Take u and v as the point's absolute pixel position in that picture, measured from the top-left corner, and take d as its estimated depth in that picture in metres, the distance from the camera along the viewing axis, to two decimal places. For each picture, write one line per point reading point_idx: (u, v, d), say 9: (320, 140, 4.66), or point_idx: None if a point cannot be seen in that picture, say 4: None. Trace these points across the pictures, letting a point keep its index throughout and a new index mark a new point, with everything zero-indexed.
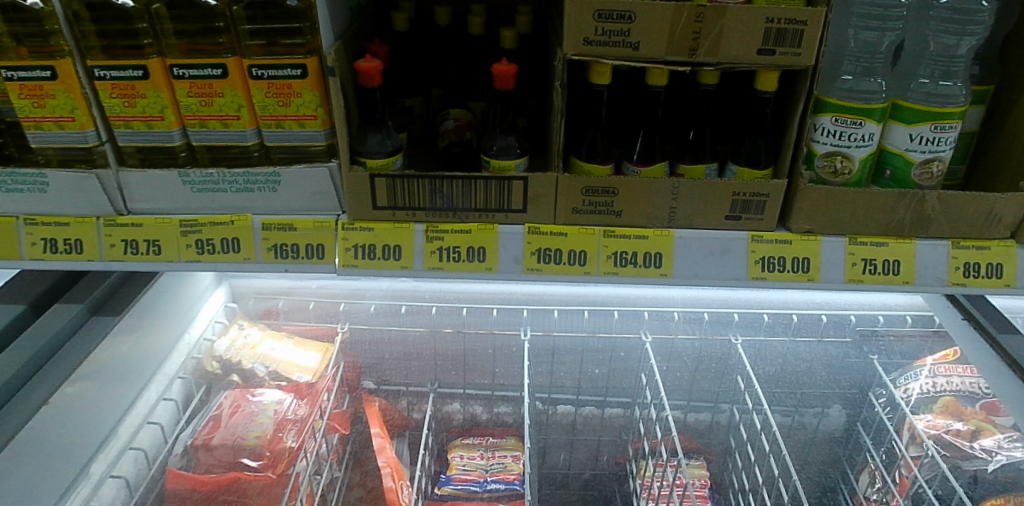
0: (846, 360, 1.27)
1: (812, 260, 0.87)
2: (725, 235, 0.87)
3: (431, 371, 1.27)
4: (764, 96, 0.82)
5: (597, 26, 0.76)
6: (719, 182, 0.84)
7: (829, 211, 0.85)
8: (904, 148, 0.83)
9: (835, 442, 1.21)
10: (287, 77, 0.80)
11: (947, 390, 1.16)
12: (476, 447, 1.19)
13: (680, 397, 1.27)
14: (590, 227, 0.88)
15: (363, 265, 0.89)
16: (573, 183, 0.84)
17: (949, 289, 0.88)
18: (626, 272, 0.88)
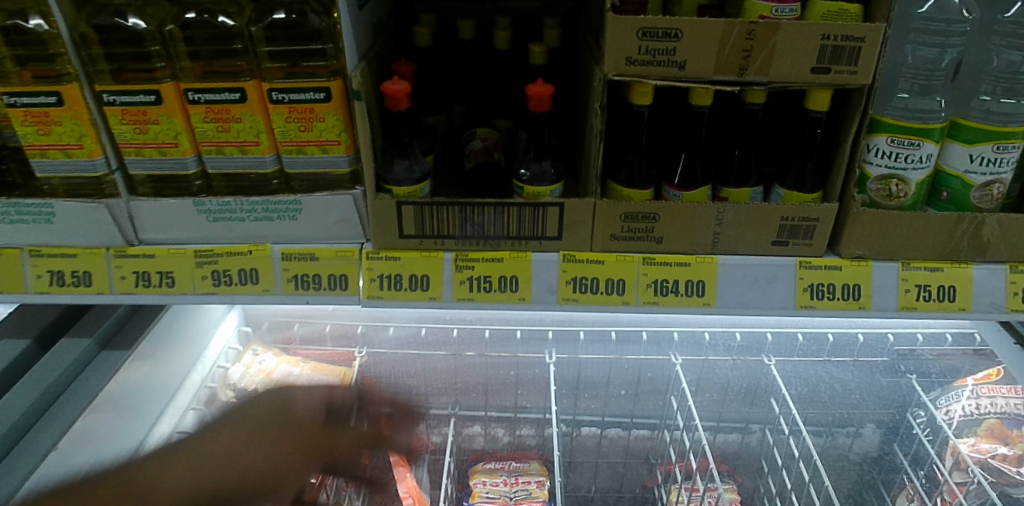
0: (881, 380, 1.21)
1: (863, 286, 0.83)
2: (772, 261, 0.83)
3: (450, 394, 1.25)
4: (815, 115, 0.78)
5: (641, 45, 0.71)
6: (768, 207, 0.79)
7: (882, 235, 0.81)
8: (963, 170, 0.79)
9: (867, 462, 1.17)
10: (309, 101, 0.75)
11: (992, 412, 1.11)
12: (498, 472, 1.16)
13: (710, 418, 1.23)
14: (629, 254, 0.83)
15: (388, 296, 0.85)
16: (612, 209, 0.79)
17: (1006, 316, 0.84)
18: (667, 301, 0.83)
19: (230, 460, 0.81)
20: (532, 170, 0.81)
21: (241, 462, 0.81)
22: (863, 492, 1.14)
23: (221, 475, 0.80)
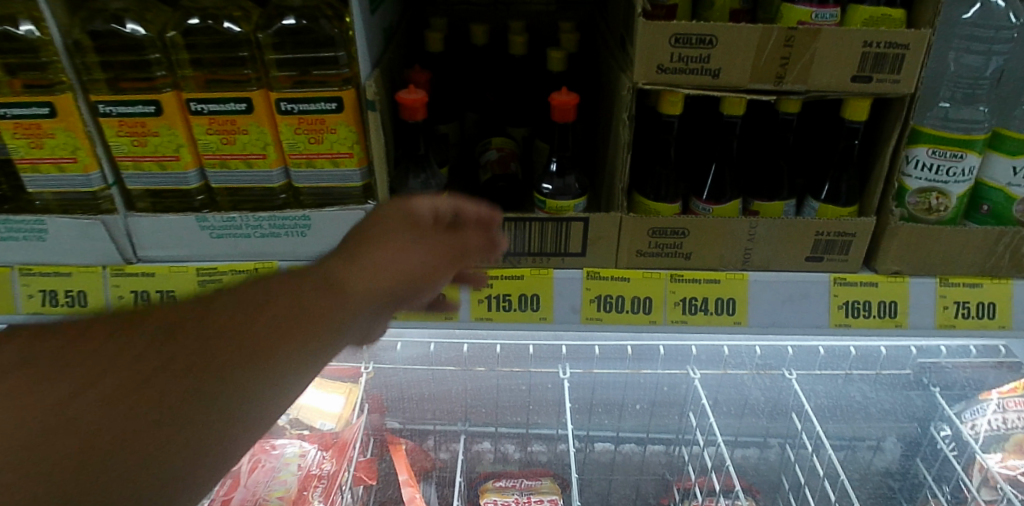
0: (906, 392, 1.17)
1: (899, 303, 0.80)
2: (805, 278, 0.79)
3: (459, 408, 1.18)
4: (853, 125, 0.74)
5: (673, 52, 0.67)
6: (802, 222, 0.76)
7: (920, 251, 0.77)
8: (1005, 182, 0.75)
9: (889, 477, 1.13)
10: (319, 111, 0.71)
11: (1019, 427, 1.06)
12: (509, 491, 1.11)
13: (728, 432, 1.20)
14: (656, 271, 0.79)
15: (403, 316, 0.81)
16: (639, 224, 0.75)
17: None
18: (696, 320, 0.80)
19: (375, 270, 0.55)
20: (557, 184, 0.77)
21: (385, 274, 0.56)
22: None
23: (375, 290, 0.55)
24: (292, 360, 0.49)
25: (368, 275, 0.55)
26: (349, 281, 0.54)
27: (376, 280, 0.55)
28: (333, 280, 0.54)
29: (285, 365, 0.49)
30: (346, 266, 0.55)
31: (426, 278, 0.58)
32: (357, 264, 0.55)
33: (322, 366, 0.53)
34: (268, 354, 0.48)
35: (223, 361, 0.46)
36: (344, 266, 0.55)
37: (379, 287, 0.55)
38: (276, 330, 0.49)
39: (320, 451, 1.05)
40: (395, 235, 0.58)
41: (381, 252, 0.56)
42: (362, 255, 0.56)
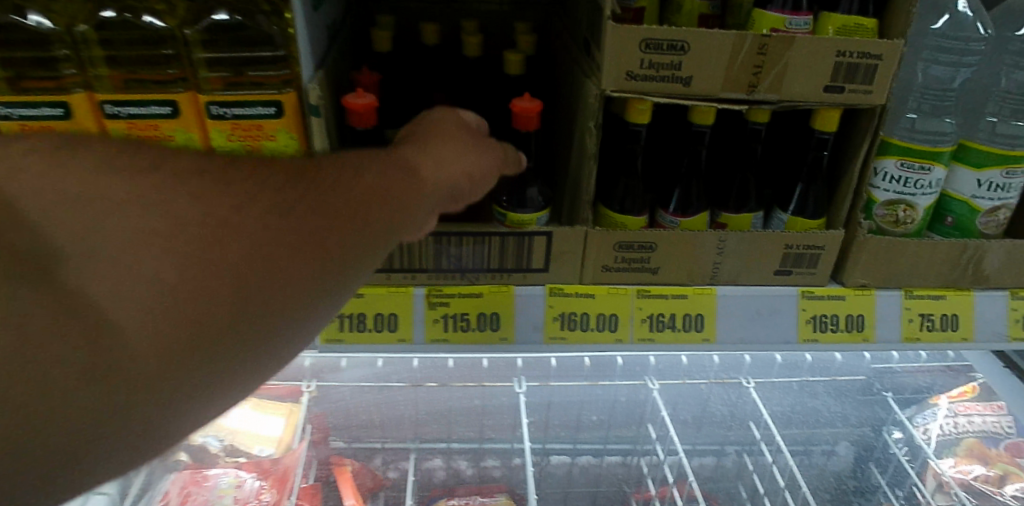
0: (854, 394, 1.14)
1: (866, 317, 0.78)
2: (773, 292, 0.77)
3: (408, 427, 1.08)
4: (822, 136, 0.72)
5: (644, 58, 0.62)
6: (770, 235, 0.73)
7: (888, 264, 0.76)
8: (970, 194, 0.75)
9: (842, 480, 1.06)
10: (256, 116, 0.64)
11: (970, 431, 1.08)
12: None
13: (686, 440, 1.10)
14: (622, 287, 0.75)
15: (351, 338, 0.74)
16: (605, 238, 0.71)
17: (1009, 345, 0.80)
18: (664, 337, 0.76)
19: (452, 156, 0.55)
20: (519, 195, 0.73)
21: (463, 159, 0.56)
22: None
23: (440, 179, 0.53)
24: (401, 216, 0.49)
25: (450, 159, 0.55)
26: (429, 162, 0.53)
27: (454, 167, 0.55)
28: (417, 157, 0.53)
29: (395, 226, 0.49)
30: (420, 148, 0.55)
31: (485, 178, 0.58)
32: (437, 147, 0.55)
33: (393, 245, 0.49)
34: (386, 207, 0.48)
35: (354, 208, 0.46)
36: (426, 144, 0.55)
37: (456, 174, 0.55)
38: (386, 186, 0.48)
39: (258, 480, 0.98)
40: (461, 132, 0.58)
41: (453, 143, 0.56)
42: (436, 141, 0.56)
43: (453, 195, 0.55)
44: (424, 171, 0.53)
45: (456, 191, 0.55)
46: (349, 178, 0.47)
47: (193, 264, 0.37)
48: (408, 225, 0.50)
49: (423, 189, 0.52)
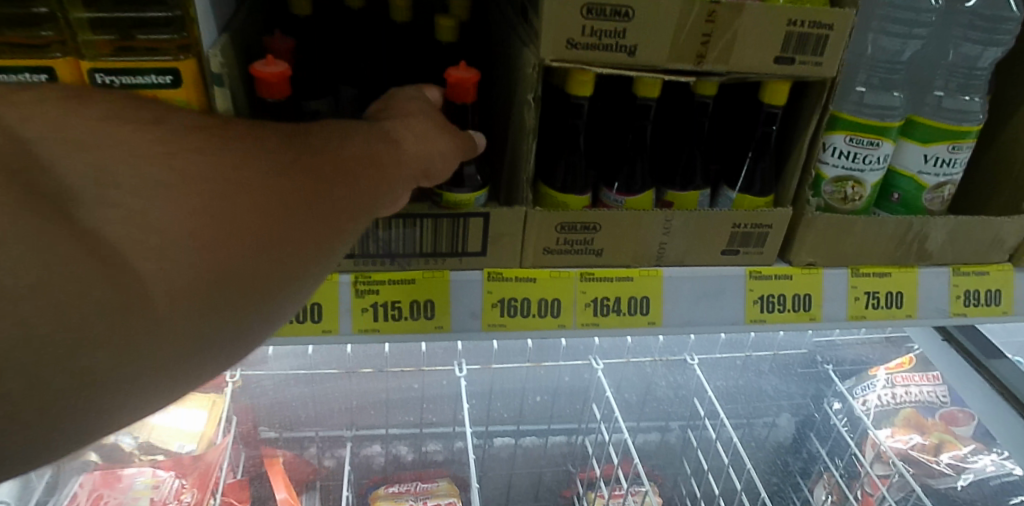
0: (793, 369, 1.14)
1: (813, 296, 0.76)
2: (720, 272, 0.74)
3: (343, 413, 1.04)
4: (772, 110, 0.68)
5: (585, 24, 0.57)
6: (717, 214, 0.70)
7: (836, 241, 0.74)
8: (916, 170, 0.74)
9: (782, 453, 1.08)
10: (150, 87, 0.55)
11: (907, 401, 1.08)
12: (402, 497, 0.99)
13: (630, 418, 1.09)
14: (565, 270, 0.71)
15: (270, 331, 0.68)
16: (546, 219, 0.67)
17: (949, 320, 0.81)
18: (608, 322, 0.73)
19: (434, 133, 0.51)
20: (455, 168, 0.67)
21: (445, 140, 0.52)
22: (774, 479, 1.06)
23: (422, 154, 0.49)
24: (396, 189, 0.45)
25: (433, 137, 0.51)
26: (416, 137, 0.49)
27: (432, 147, 0.50)
28: (405, 129, 0.49)
29: (391, 200, 0.45)
30: (401, 121, 0.50)
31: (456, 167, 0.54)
32: (419, 123, 0.51)
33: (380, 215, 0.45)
34: (388, 177, 0.44)
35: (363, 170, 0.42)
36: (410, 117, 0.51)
37: (437, 154, 0.51)
38: (382, 156, 0.44)
39: (177, 479, 0.90)
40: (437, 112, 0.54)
41: (432, 121, 0.52)
42: (418, 117, 0.51)
43: (435, 177, 0.51)
44: (416, 144, 0.49)
45: (440, 170, 0.51)
46: (349, 142, 0.43)
47: (210, 210, 0.31)
48: (395, 202, 0.47)
49: (417, 164, 0.48)
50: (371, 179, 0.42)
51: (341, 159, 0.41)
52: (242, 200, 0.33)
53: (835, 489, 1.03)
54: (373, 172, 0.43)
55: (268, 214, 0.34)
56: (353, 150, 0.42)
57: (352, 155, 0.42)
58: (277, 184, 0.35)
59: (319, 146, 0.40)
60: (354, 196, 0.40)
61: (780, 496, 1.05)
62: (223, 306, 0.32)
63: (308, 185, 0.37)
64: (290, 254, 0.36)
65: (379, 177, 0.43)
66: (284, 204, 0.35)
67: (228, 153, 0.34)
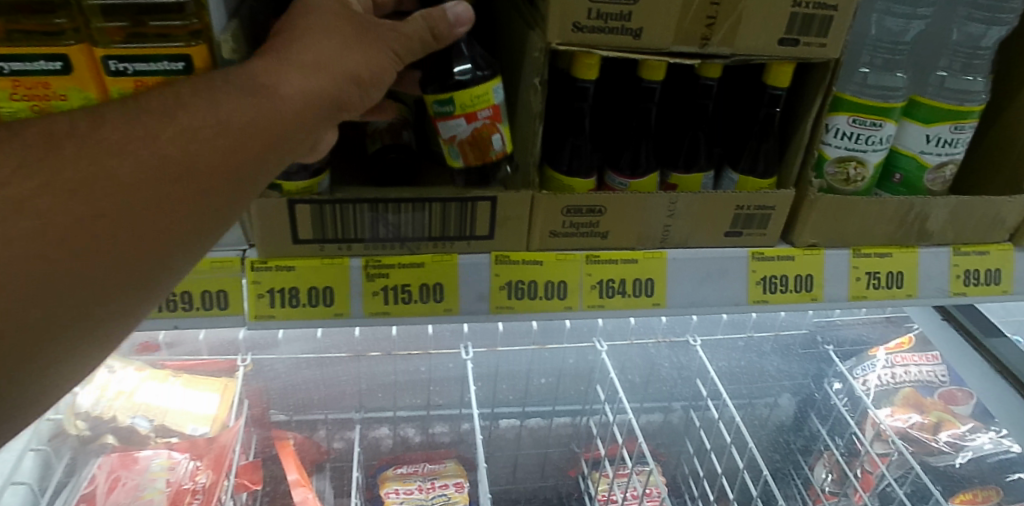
0: (792, 349, 1.15)
1: (815, 277, 0.77)
2: (724, 253, 0.75)
3: (351, 397, 1.06)
4: (776, 92, 0.69)
5: (591, 7, 0.58)
6: (721, 196, 0.71)
7: (838, 221, 0.74)
8: (918, 150, 0.75)
9: (784, 432, 1.10)
10: (162, 73, 0.57)
11: (906, 381, 1.09)
12: (411, 477, 1.01)
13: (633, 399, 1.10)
14: (571, 252, 0.72)
15: (282, 314, 0.69)
16: (553, 202, 0.68)
17: (949, 300, 0.82)
18: (614, 303, 0.74)
19: (334, 57, 0.52)
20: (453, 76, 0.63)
21: (354, 55, 0.53)
22: (777, 459, 1.06)
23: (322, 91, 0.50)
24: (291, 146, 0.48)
25: (335, 60, 0.51)
26: (306, 70, 0.50)
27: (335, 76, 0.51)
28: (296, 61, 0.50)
29: (288, 147, 0.48)
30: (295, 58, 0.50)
31: (374, 78, 0.55)
32: (314, 50, 0.51)
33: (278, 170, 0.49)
34: (273, 135, 0.46)
35: (241, 142, 0.45)
36: (305, 47, 0.51)
37: (344, 83, 0.52)
38: (263, 109, 0.46)
39: (192, 461, 0.91)
40: (345, 26, 0.54)
41: (331, 40, 0.52)
42: (310, 40, 0.51)
43: (348, 102, 0.53)
44: (310, 78, 0.49)
45: (356, 91, 0.53)
46: (223, 105, 0.45)
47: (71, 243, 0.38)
48: (302, 143, 0.50)
49: (313, 101, 0.49)
50: (254, 147, 0.45)
51: (215, 141, 0.44)
52: (104, 230, 0.39)
53: (835, 467, 1.04)
54: (255, 138, 0.45)
55: (147, 239, 0.41)
56: (229, 116, 0.45)
57: (228, 124, 0.44)
58: (143, 197, 0.41)
59: (190, 124, 0.43)
60: (231, 174, 0.45)
61: (783, 474, 1.05)
62: (115, 302, 0.42)
63: (179, 187, 0.42)
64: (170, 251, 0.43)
65: (263, 136, 0.46)
66: (150, 221, 0.41)
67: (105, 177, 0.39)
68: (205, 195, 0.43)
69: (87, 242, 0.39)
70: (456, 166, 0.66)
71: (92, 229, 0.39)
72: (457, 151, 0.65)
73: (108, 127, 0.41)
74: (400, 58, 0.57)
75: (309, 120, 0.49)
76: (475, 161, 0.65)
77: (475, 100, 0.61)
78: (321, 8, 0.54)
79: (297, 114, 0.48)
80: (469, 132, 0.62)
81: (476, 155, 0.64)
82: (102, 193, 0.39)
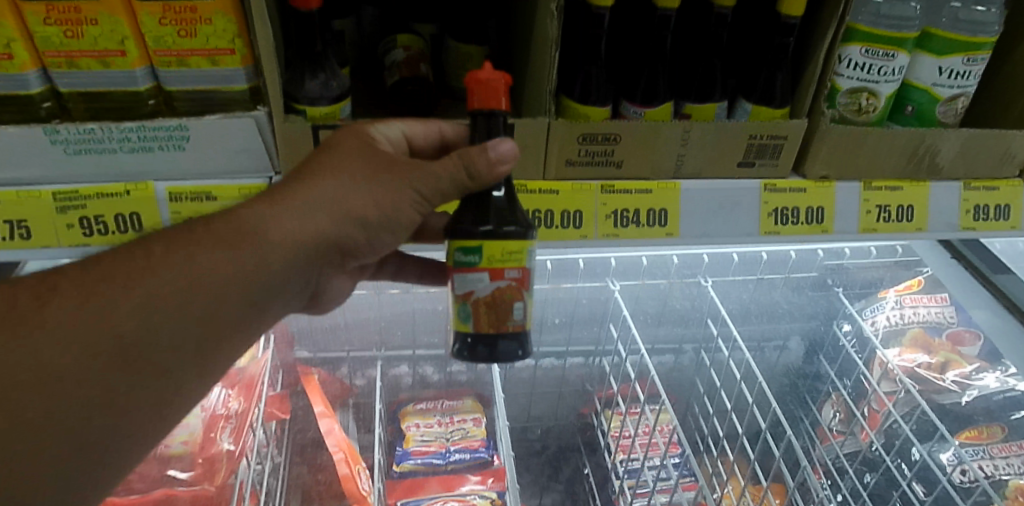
0: (802, 292, 1.16)
1: (826, 209, 0.79)
2: (736, 185, 0.76)
3: (373, 334, 1.12)
4: (790, 21, 0.70)
5: None
6: (735, 125, 0.72)
7: (849, 154, 0.76)
8: (931, 82, 0.75)
9: (795, 376, 1.12)
10: None
11: (914, 322, 1.09)
12: (430, 413, 1.06)
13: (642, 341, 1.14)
14: (586, 182, 0.74)
15: None
16: (569, 130, 0.69)
17: (958, 235, 0.83)
18: (628, 233, 0.76)
19: (335, 203, 0.56)
20: (478, 217, 0.61)
21: (360, 196, 0.57)
22: (789, 405, 1.08)
23: (307, 236, 0.56)
24: (282, 283, 0.57)
25: (334, 205, 0.56)
26: (300, 215, 0.56)
27: (330, 217, 0.56)
28: (293, 206, 0.56)
29: (277, 288, 0.57)
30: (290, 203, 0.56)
31: (388, 216, 0.58)
32: (313, 195, 0.56)
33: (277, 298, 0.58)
34: (258, 283, 0.56)
35: (226, 296, 0.55)
36: (312, 190, 0.56)
37: (340, 226, 0.57)
38: (249, 261, 0.55)
39: (223, 389, 0.96)
40: (359, 164, 0.58)
41: (337, 183, 0.57)
42: (314, 186, 0.56)
43: (349, 238, 0.58)
44: (301, 224, 0.56)
45: (362, 230, 0.58)
46: (216, 259, 0.54)
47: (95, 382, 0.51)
48: (291, 280, 0.58)
49: (299, 247, 0.56)
50: (239, 296, 0.55)
51: (205, 295, 0.54)
52: (111, 379, 0.52)
53: (844, 408, 1.06)
54: (247, 286, 0.55)
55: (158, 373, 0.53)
56: (221, 270, 0.54)
57: (221, 278, 0.54)
58: (143, 350, 0.53)
59: (191, 276, 0.54)
60: (221, 321, 0.55)
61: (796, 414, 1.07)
62: (155, 416, 0.55)
63: (173, 338, 0.53)
64: (176, 387, 0.55)
65: (246, 286, 0.55)
66: (161, 359, 0.53)
67: (117, 328, 0.52)
68: (201, 340, 0.55)
69: (98, 389, 0.51)
70: (463, 329, 0.63)
71: (103, 380, 0.52)
72: (469, 311, 0.62)
73: (131, 280, 0.53)
74: (426, 198, 0.59)
75: (295, 262, 0.57)
76: (487, 328, 0.62)
77: (506, 257, 0.61)
78: (343, 144, 0.59)
79: (282, 260, 0.56)
80: (491, 290, 0.61)
81: (490, 319, 0.62)
82: (128, 343, 0.52)
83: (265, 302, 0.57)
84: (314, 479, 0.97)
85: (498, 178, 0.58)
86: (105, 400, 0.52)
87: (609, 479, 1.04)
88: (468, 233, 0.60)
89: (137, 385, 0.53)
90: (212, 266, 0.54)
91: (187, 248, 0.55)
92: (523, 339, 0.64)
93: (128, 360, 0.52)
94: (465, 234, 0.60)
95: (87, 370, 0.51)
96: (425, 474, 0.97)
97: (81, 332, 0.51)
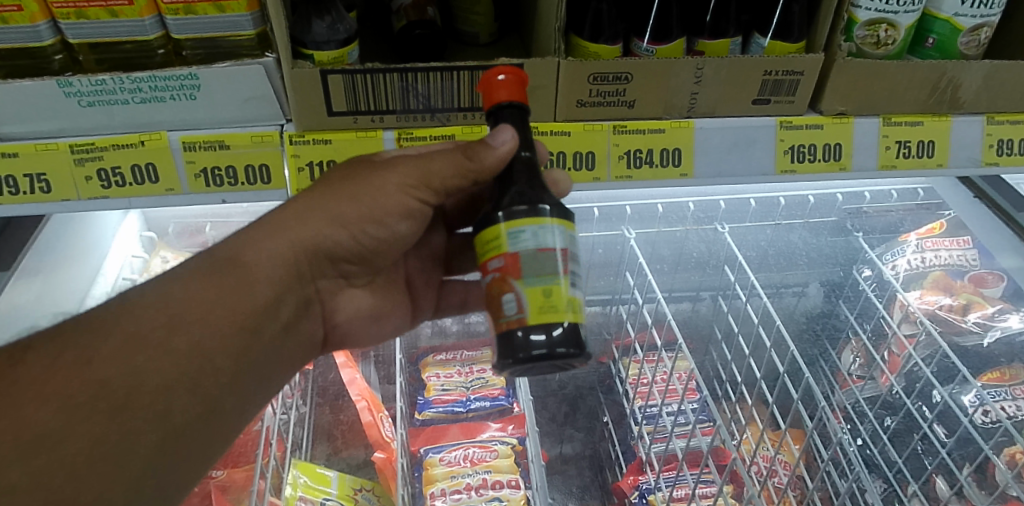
0: (822, 240, 1.16)
1: (844, 145, 0.77)
2: (750, 122, 0.75)
3: None
4: None
5: None
6: (749, 60, 0.70)
7: (867, 87, 0.73)
8: (952, 13, 0.73)
9: (813, 319, 1.10)
10: None
11: (936, 265, 1.08)
12: (450, 362, 1.08)
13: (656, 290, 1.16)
14: (597, 122, 0.73)
15: None
16: (579, 69, 0.68)
17: (980, 170, 0.81)
18: (641, 174, 0.75)
19: (309, 213, 0.61)
20: (528, 196, 0.57)
21: (340, 201, 0.61)
22: (806, 346, 1.05)
23: (280, 257, 0.60)
24: (263, 307, 0.59)
25: (309, 216, 0.61)
26: (277, 234, 0.60)
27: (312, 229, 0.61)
28: (266, 228, 0.60)
29: (266, 309, 0.60)
30: (267, 228, 0.60)
31: (376, 209, 0.62)
32: (284, 216, 0.61)
33: (264, 326, 0.60)
34: (241, 305, 0.57)
35: (215, 320, 0.55)
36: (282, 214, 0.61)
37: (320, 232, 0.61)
38: (235, 282, 0.57)
39: None
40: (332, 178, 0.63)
41: (310, 193, 0.62)
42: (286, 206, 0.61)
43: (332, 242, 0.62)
44: (278, 240, 0.60)
45: (344, 231, 0.62)
46: (192, 293, 0.55)
47: (78, 436, 0.48)
48: (274, 299, 0.60)
49: (272, 266, 0.60)
50: (227, 322, 0.56)
51: (190, 325, 0.54)
52: (98, 427, 0.48)
53: (863, 352, 1.03)
54: (233, 308, 0.57)
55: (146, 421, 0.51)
56: (204, 296, 0.56)
57: (205, 303, 0.55)
58: (132, 393, 0.50)
59: (170, 311, 0.54)
60: (213, 350, 0.55)
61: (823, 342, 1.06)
62: (153, 468, 0.51)
63: (159, 376, 0.52)
64: (177, 429, 0.52)
65: (234, 309, 0.57)
66: (147, 403, 0.51)
67: (93, 375, 0.50)
68: (193, 375, 0.53)
69: (82, 444, 0.48)
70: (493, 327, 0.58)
71: (94, 428, 0.48)
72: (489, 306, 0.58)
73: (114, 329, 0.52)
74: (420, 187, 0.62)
75: (276, 282, 0.60)
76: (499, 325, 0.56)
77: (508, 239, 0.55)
78: None
79: (263, 278, 0.59)
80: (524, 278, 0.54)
81: (499, 312, 0.56)
82: (107, 391, 0.50)
83: (256, 328, 0.58)
84: (335, 420, 1.03)
85: (501, 161, 0.57)
86: (102, 454, 0.48)
87: (627, 423, 1.06)
88: (531, 210, 0.55)
89: (136, 430, 0.50)
90: (191, 299, 0.55)
91: (167, 285, 0.56)
92: (553, 344, 0.54)
93: (115, 406, 0.49)
94: (527, 211, 0.55)
95: (69, 425, 0.48)
96: (448, 421, 1.00)
97: (58, 374, 0.49)
